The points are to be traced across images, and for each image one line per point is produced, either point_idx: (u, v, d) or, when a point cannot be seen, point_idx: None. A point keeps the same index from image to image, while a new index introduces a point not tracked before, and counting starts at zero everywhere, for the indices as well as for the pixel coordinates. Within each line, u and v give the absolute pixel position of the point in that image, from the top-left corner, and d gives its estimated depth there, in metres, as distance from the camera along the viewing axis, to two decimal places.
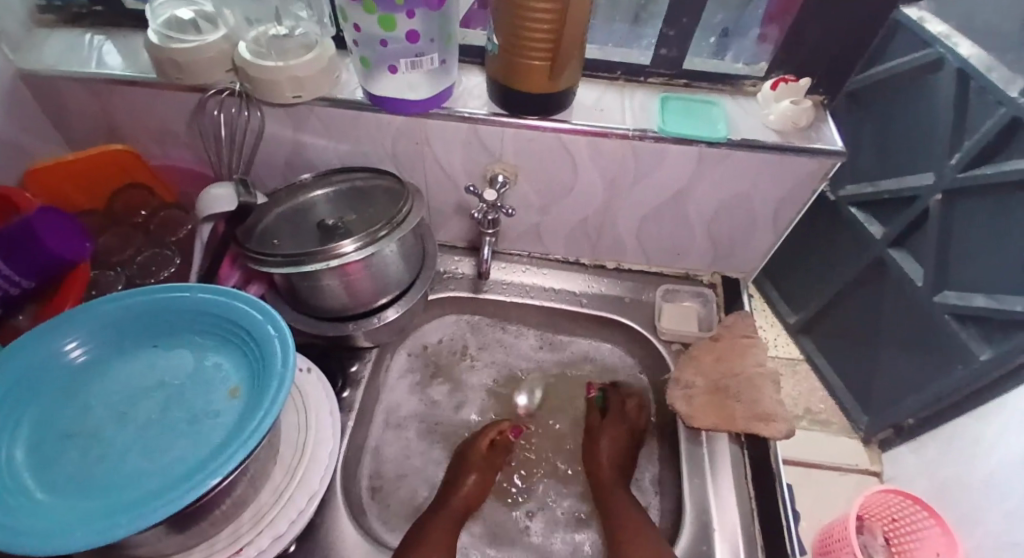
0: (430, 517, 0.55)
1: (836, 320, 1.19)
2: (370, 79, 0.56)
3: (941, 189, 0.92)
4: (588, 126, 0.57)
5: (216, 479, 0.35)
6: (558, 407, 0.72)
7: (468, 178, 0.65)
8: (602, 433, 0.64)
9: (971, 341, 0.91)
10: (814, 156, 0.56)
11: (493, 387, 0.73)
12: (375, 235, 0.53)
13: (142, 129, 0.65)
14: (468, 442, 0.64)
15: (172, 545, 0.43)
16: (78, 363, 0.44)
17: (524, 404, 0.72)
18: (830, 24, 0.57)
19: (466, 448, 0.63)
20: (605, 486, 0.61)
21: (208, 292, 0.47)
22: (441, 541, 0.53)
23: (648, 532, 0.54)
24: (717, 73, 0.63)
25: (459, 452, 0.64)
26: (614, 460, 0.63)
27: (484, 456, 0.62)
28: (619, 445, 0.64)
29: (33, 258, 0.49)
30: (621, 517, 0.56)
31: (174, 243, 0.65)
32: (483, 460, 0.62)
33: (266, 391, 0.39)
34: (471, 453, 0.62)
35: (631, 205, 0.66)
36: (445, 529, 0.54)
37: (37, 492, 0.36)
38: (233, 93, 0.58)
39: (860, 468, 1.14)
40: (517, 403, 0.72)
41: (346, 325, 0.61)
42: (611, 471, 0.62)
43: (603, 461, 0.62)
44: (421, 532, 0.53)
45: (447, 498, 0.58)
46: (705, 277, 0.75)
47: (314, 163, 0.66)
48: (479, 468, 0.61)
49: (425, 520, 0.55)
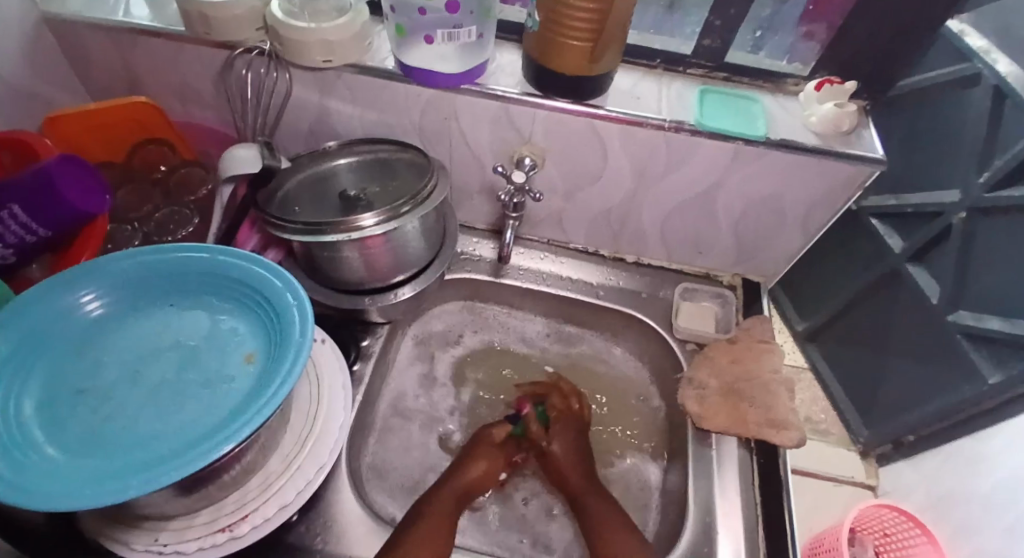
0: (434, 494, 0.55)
1: (846, 331, 1.18)
2: (403, 47, 0.54)
3: (966, 207, 0.90)
4: (623, 114, 0.55)
5: (228, 447, 0.34)
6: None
7: (494, 159, 0.64)
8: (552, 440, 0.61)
9: (981, 362, 0.90)
10: (852, 162, 0.55)
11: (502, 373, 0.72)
12: (397, 210, 0.52)
13: (166, 84, 0.64)
14: (482, 430, 0.63)
15: (179, 507, 0.43)
16: (92, 317, 0.43)
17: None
18: (883, 25, 0.55)
19: (482, 434, 0.62)
20: (578, 491, 0.57)
21: (228, 255, 0.46)
22: (445, 513, 0.53)
23: (631, 538, 0.52)
24: (760, 68, 0.61)
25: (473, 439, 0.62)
26: (579, 464, 0.59)
27: (496, 446, 0.61)
28: (578, 451, 0.61)
29: (50, 207, 0.48)
30: (598, 520, 0.54)
31: (193, 202, 0.63)
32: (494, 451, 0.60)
33: (284, 359, 0.39)
34: (484, 440, 0.61)
35: (657, 198, 0.64)
36: (448, 501, 0.54)
37: (47, 446, 0.36)
38: (261, 52, 0.57)
39: (856, 480, 1.14)
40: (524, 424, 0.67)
41: (362, 299, 0.61)
42: (581, 476, 0.58)
43: (564, 466, 0.59)
44: (422, 509, 0.53)
45: (453, 475, 0.57)
46: (725, 278, 0.74)
47: (339, 132, 0.65)
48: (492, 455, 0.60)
49: (428, 497, 0.55)
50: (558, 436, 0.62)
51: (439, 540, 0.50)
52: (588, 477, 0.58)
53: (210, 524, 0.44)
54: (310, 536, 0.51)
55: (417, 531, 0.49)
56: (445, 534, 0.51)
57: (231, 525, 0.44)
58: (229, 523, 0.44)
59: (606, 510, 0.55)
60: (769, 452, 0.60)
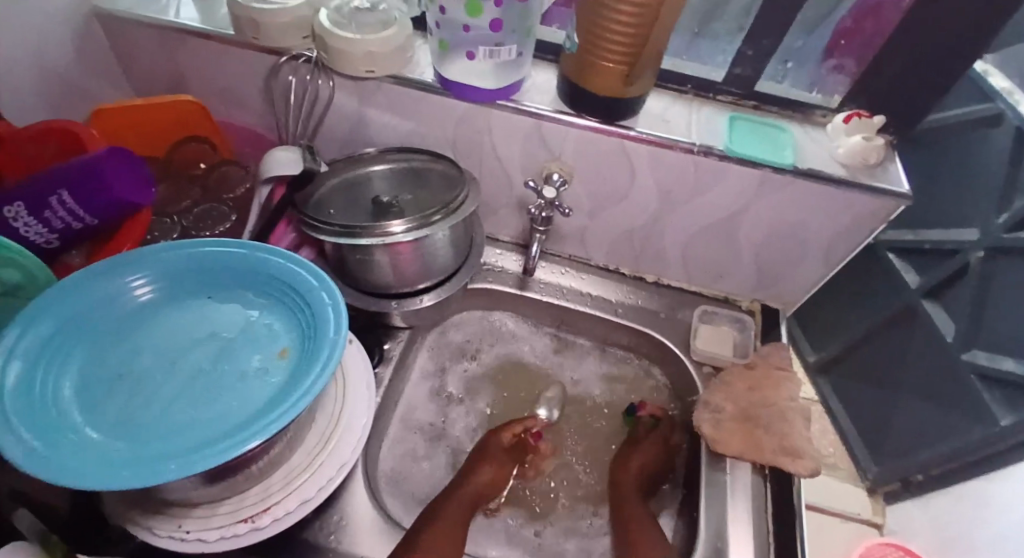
0: (444, 506, 0.55)
1: (859, 364, 1.15)
2: (444, 61, 0.56)
3: (985, 246, 0.89)
4: (653, 136, 0.57)
5: (262, 438, 0.35)
6: (580, 419, 0.71)
7: (524, 174, 0.65)
8: (639, 448, 0.64)
9: (994, 404, 0.89)
10: (878, 195, 0.56)
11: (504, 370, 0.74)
12: (428, 219, 0.53)
13: (210, 86, 0.66)
14: (487, 436, 0.64)
15: (205, 495, 0.44)
16: (133, 306, 0.45)
17: (546, 415, 0.70)
18: (912, 63, 0.56)
19: (489, 440, 0.63)
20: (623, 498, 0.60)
21: (267, 253, 0.47)
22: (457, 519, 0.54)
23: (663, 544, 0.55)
24: (789, 98, 0.62)
25: (480, 442, 0.64)
26: (642, 473, 0.62)
27: (505, 449, 0.63)
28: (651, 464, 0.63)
29: (98, 196, 0.49)
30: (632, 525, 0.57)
31: (230, 200, 0.64)
32: (506, 455, 0.62)
33: (318, 356, 0.39)
34: (492, 446, 0.63)
35: (681, 220, 0.65)
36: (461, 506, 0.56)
37: (84, 427, 0.37)
38: (308, 60, 0.59)
39: (862, 517, 1.12)
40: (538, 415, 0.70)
41: (388, 303, 0.62)
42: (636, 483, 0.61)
43: (630, 472, 0.62)
44: (434, 520, 0.53)
45: (463, 481, 0.58)
46: (744, 303, 0.75)
47: (374, 139, 0.66)
48: (501, 460, 0.62)
49: (434, 506, 0.56)
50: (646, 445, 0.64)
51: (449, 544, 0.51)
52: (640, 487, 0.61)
53: (233, 514, 0.45)
54: (324, 536, 0.52)
55: (431, 543, 0.50)
56: (456, 544, 0.52)
57: (253, 516, 0.45)
58: (251, 514, 0.45)
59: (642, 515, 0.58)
60: (782, 482, 0.60)
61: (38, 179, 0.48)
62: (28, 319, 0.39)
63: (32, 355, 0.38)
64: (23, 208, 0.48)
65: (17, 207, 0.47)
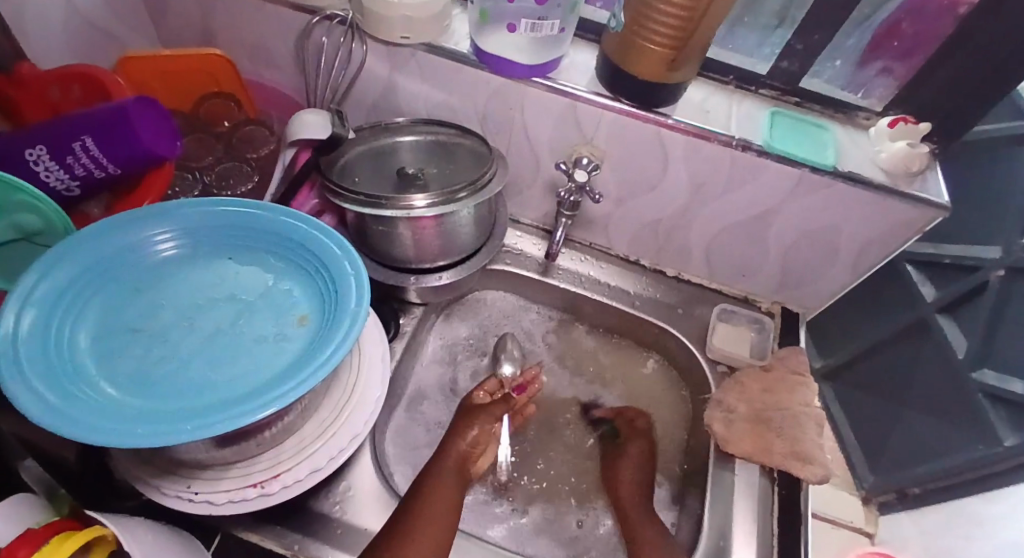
0: (433, 474, 0.54)
1: (867, 376, 1.07)
2: (483, 32, 0.55)
3: (1006, 265, 0.82)
4: (692, 126, 0.55)
5: (278, 406, 0.34)
6: (578, 405, 0.71)
7: (553, 156, 0.63)
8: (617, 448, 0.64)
9: (999, 424, 0.85)
10: (917, 205, 0.54)
11: (502, 338, 0.72)
12: (454, 195, 0.52)
13: (238, 42, 0.65)
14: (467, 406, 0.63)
15: (217, 458, 0.43)
16: (154, 259, 0.44)
17: (510, 372, 0.68)
18: (971, 69, 0.53)
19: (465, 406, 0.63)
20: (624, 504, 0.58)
21: (291, 217, 0.46)
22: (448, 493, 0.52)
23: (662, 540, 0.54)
24: (833, 97, 0.60)
25: (459, 418, 0.61)
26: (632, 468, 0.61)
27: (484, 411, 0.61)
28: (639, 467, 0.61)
29: (123, 144, 0.48)
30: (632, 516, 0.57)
31: (253, 160, 0.63)
32: (486, 411, 0.61)
33: (339, 325, 0.38)
34: (470, 412, 0.62)
35: (710, 216, 0.64)
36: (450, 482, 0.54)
37: (99, 381, 0.36)
38: (342, 21, 0.57)
39: (854, 526, 1.08)
40: (502, 372, 0.69)
41: (406, 277, 0.61)
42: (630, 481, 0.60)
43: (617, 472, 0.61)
44: (418, 498, 0.51)
45: (448, 444, 0.58)
46: (763, 304, 0.73)
47: (402, 109, 0.64)
48: (484, 418, 0.60)
49: (422, 480, 0.53)
50: (626, 453, 0.63)
51: (441, 524, 0.49)
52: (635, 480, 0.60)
53: (243, 478, 0.44)
54: (330, 505, 0.52)
55: (418, 515, 0.49)
56: (449, 519, 0.50)
57: (262, 482, 0.44)
58: (260, 480, 0.44)
59: (638, 513, 0.57)
60: (790, 485, 0.59)
61: (61, 121, 0.47)
62: (47, 264, 0.38)
63: (49, 301, 0.37)
64: (45, 151, 0.47)
65: (39, 149, 0.46)
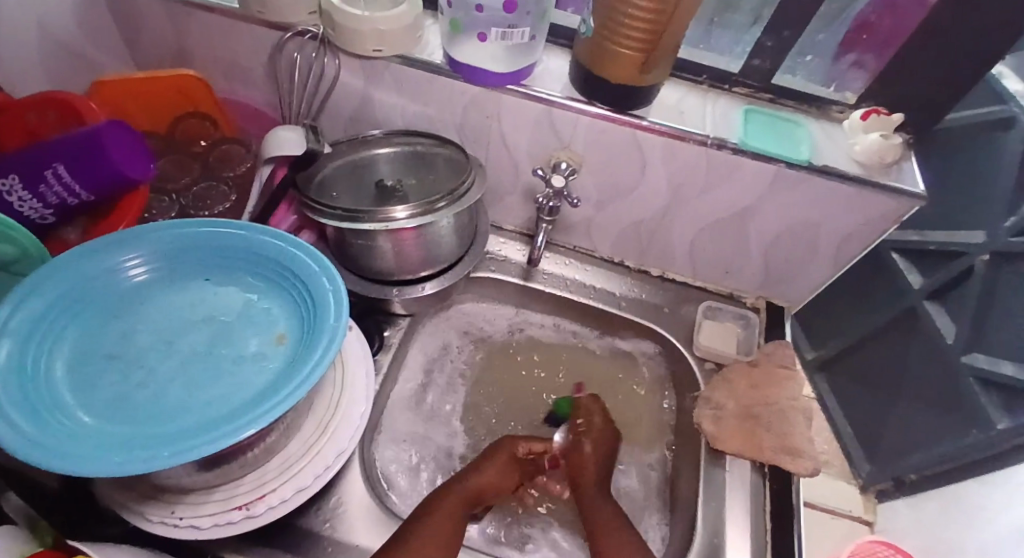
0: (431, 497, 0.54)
1: (858, 366, 1.07)
2: (454, 43, 0.55)
3: (991, 249, 0.82)
4: (666, 127, 0.55)
5: (258, 426, 0.34)
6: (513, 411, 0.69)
7: (532, 162, 0.64)
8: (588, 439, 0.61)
9: (991, 407, 0.83)
10: (893, 196, 0.54)
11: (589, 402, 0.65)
12: (432, 205, 0.52)
13: (212, 62, 0.65)
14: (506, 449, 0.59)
15: (202, 482, 0.43)
16: (129, 284, 0.44)
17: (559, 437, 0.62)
18: (937, 61, 0.54)
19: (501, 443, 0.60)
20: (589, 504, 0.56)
21: (267, 235, 0.46)
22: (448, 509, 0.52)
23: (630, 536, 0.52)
24: (806, 92, 0.60)
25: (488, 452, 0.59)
26: (601, 478, 0.59)
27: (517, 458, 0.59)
28: (599, 469, 0.59)
29: (96, 169, 0.48)
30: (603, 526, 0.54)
31: (230, 178, 0.64)
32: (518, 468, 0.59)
33: (317, 342, 0.38)
34: (506, 452, 0.59)
35: (689, 215, 0.64)
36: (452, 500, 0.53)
37: (76, 410, 0.36)
38: (313, 36, 0.57)
39: (852, 515, 1.05)
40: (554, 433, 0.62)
41: (389, 290, 0.61)
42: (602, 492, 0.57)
43: (587, 477, 0.58)
44: (417, 514, 0.51)
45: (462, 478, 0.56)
46: (749, 300, 0.74)
47: (380, 122, 0.65)
48: (508, 464, 0.58)
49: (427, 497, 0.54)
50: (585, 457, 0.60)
51: (439, 540, 0.49)
52: (603, 488, 0.58)
53: (228, 501, 0.44)
54: (320, 522, 0.52)
55: (413, 543, 0.48)
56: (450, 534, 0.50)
57: (247, 504, 0.44)
58: (246, 502, 0.44)
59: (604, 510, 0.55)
60: (781, 480, 0.59)
61: (33, 150, 0.47)
62: (21, 294, 0.38)
63: (24, 331, 0.37)
64: (18, 181, 0.47)
65: (12, 180, 0.46)
